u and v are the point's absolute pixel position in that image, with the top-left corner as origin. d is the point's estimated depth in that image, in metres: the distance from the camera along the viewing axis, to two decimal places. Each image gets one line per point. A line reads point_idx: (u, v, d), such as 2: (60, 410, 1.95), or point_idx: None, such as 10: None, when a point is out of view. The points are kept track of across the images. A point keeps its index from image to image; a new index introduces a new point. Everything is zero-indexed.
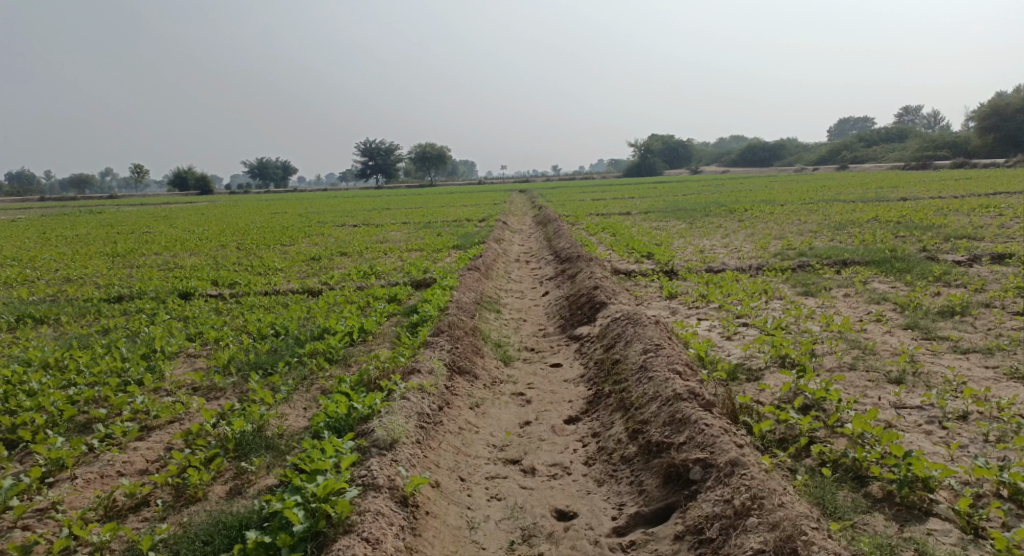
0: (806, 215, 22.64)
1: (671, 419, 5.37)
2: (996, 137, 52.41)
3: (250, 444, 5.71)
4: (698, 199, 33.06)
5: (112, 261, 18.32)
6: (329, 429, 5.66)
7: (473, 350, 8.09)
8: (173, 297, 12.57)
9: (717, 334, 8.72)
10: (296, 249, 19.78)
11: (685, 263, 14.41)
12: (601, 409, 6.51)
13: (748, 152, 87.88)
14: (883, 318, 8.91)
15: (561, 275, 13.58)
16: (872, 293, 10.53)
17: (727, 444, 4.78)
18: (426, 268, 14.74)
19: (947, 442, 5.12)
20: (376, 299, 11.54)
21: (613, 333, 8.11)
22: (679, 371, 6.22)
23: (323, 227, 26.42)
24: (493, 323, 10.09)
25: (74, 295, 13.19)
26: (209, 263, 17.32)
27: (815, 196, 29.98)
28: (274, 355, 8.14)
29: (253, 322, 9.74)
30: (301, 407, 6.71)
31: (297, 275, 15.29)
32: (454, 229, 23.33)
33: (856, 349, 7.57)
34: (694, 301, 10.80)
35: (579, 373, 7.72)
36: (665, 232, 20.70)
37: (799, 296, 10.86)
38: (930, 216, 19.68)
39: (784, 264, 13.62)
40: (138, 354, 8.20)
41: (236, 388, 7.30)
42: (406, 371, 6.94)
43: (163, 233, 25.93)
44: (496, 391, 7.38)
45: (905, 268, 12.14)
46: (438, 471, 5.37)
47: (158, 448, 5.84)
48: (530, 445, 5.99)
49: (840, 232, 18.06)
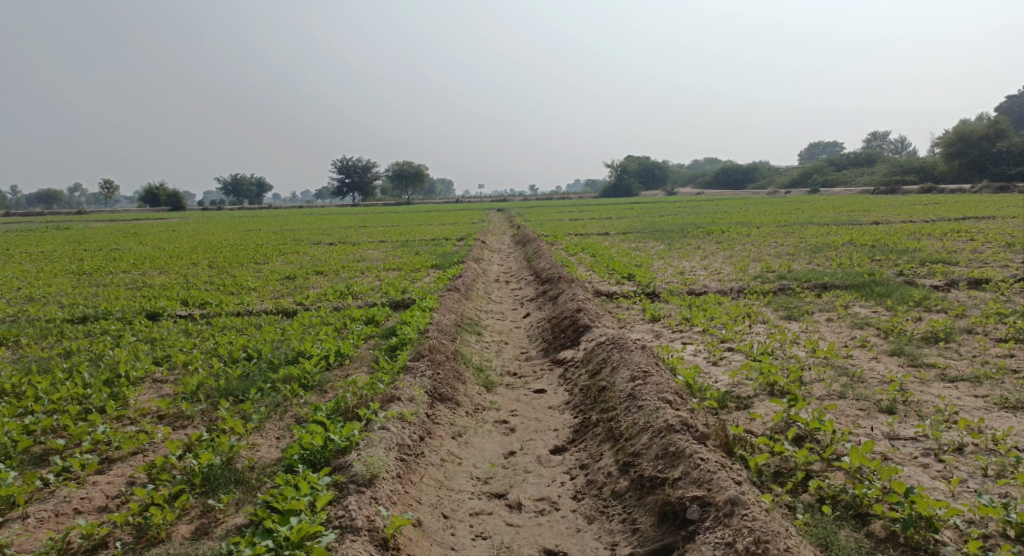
0: (782, 238, 22.87)
1: (664, 452, 5.18)
2: (961, 163, 53.92)
3: (218, 478, 5.34)
4: (675, 220, 33.29)
5: (78, 279, 17.69)
6: (304, 463, 5.35)
7: (455, 375, 7.83)
8: (140, 318, 12.08)
9: (704, 359, 8.60)
10: (271, 268, 19.32)
11: (667, 285, 14.35)
12: (588, 439, 6.29)
13: (723, 175, 89.27)
14: (868, 343, 8.88)
15: (542, 296, 13.38)
16: (855, 318, 10.54)
17: (725, 480, 4.60)
18: (405, 288, 14.45)
19: (945, 477, 5.15)
20: (353, 320, 11.22)
21: (598, 358, 7.92)
22: (670, 400, 6.03)
23: (299, 245, 25.95)
24: (474, 346, 9.84)
25: (36, 315, 12.64)
26: (180, 282, 16.80)
27: (791, 218, 30.39)
28: (246, 380, 7.78)
29: (224, 344, 9.36)
30: (274, 436, 6.37)
31: (271, 294, 14.88)
32: (432, 248, 23.10)
33: (844, 376, 7.50)
34: (678, 324, 10.69)
35: (564, 399, 7.49)
36: (644, 253, 20.71)
37: (783, 320, 10.81)
38: (903, 240, 20.00)
39: (765, 287, 13.61)
40: (101, 380, 7.76)
41: (204, 416, 6.93)
42: (385, 399, 6.66)
43: (132, 250, 25.20)
44: (478, 418, 7.11)
45: (885, 293, 12.21)
46: (420, 508, 5.09)
47: (119, 482, 5.42)
48: (515, 477, 5.73)
49: (818, 255, 18.21)
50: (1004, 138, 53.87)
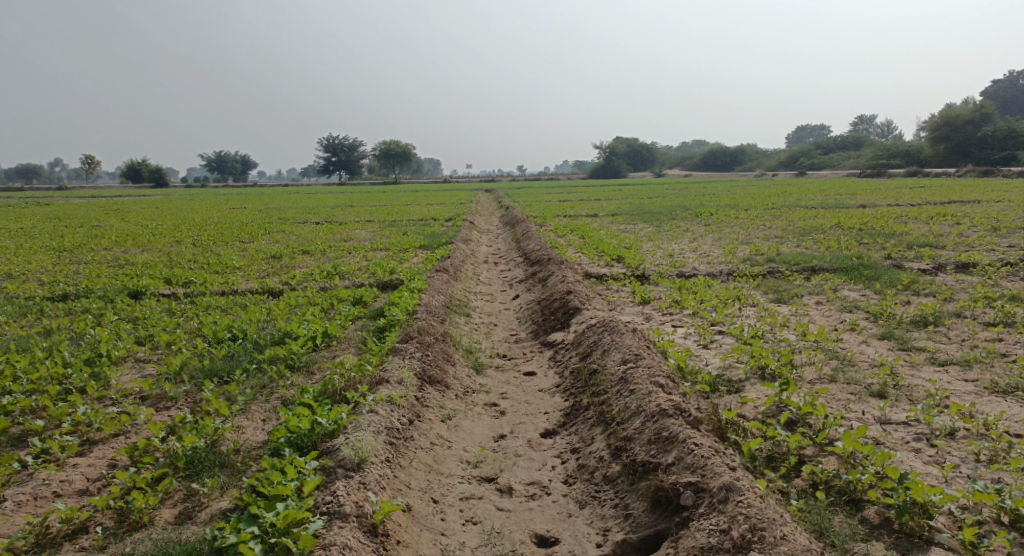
0: (771, 220, 22.87)
1: (657, 437, 5.13)
2: (946, 147, 54.26)
3: (202, 462, 5.21)
4: (664, 202, 33.20)
5: (58, 257, 17.32)
6: (290, 446, 5.23)
7: (444, 357, 7.73)
8: (123, 297, 11.84)
9: (694, 342, 8.56)
10: (256, 247, 19.03)
11: (656, 267, 14.27)
12: (579, 422, 6.23)
13: (711, 157, 89.23)
14: (858, 327, 8.88)
15: (532, 277, 13.28)
16: (844, 301, 10.54)
17: (719, 467, 4.57)
18: (393, 268, 14.28)
19: (938, 462, 5.19)
20: (340, 301, 11.05)
21: (589, 341, 7.85)
22: (662, 384, 5.97)
23: (285, 224, 25.61)
24: (463, 327, 9.74)
25: (14, 293, 12.34)
26: (163, 260, 16.49)
27: (779, 200, 30.41)
28: (231, 361, 7.63)
29: (209, 324, 9.16)
30: (260, 418, 6.25)
31: (256, 274, 14.64)
32: (420, 229, 22.88)
33: (835, 359, 7.49)
34: (668, 307, 10.63)
35: (554, 382, 7.43)
36: (633, 235, 20.62)
37: (772, 303, 10.79)
38: (890, 223, 20.08)
39: (754, 270, 13.60)
40: (82, 359, 7.56)
41: (188, 398, 6.78)
42: (373, 382, 6.54)
43: (115, 227, 24.76)
44: (468, 401, 7.02)
45: (873, 276, 12.23)
46: (410, 493, 5.01)
47: (100, 464, 5.25)
48: (506, 461, 5.66)
49: (806, 238, 18.21)
50: (989, 123, 54.18)
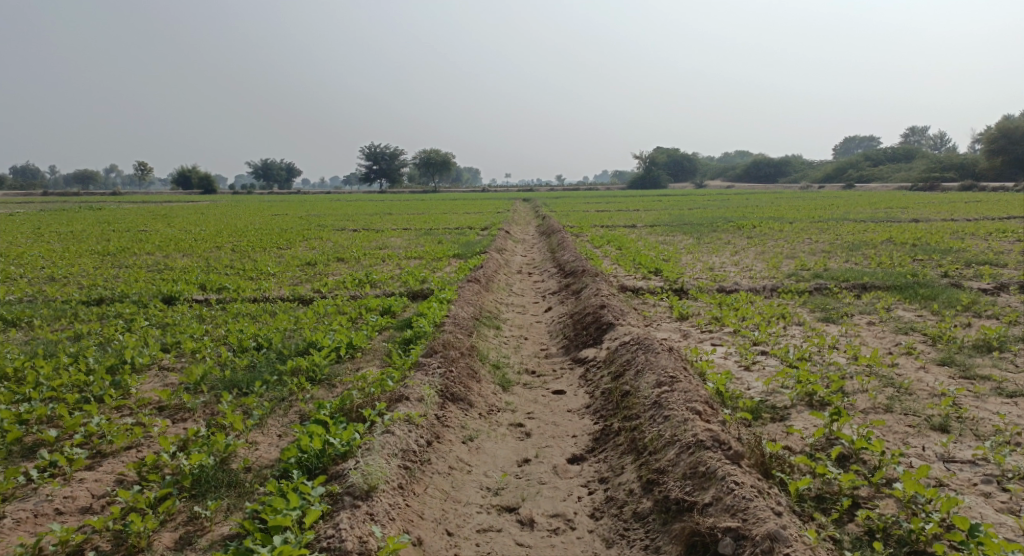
0: (817, 234, 22.00)
1: (692, 472, 4.70)
2: (1005, 160, 51.80)
3: (209, 481, 4.98)
4: (705, 214, 32.42)
5: (101, 260, 17.68)
6: (300, 468, 4.99)
7: (469, 373, 7.40)
8: (156, 302, 11.90)
9: (734, 363, 8.05)
10: (292, 253, 19.13)
11: (696, 281, 13.72)
12: (609, 449, 5.81)
13: (754, 168, 87.42)
14: (914, 351, 8.22)
15: (565, 290, 12.91)
16: (898, 322, 9.85)
17: (763, 512, 4.13)
18: (424, 278, 14.06)
19: (1012, 510, 4.62)
20: (369, 310, 10.86)
21: (622, 360, 7.42)
22: (700, 411, 5.52)
23: (323, 231, 25.79)
24: (492, 340, 9.41)
25: (53, 296, 12.52)
26: (200, 265, 16.64)
27: (824, 214, 29.45)
28: (252, 372, 7.45)
29: (235, 332, 9.04)
30: (275, 433, 6.01)
31: (290, 281, 14.63)
32: (455, 237, 22.67)
33: (890, 386, 6.90)
34: (707, 324, 10.11)
35: (584, 403, 7.02)
36: (672, 247, 20.04)
37: (820, 322, 10.16)
38: (946, 239, 19.03)
39: (800, 286, 12.93)
40: (105, 366, 7.48)
41: (206, 410, 6.61)
42: (392, 399, 6.26)
43: (159, 232, 25.27)
44: (492, 421, 6.67)
45: (930, 295, 11.45)
46: (422, 524, 4.69)
47: (107, 480, 5.08)
48: (528, 490, 5.28)
49: (855, 253, 17.37)
50: None
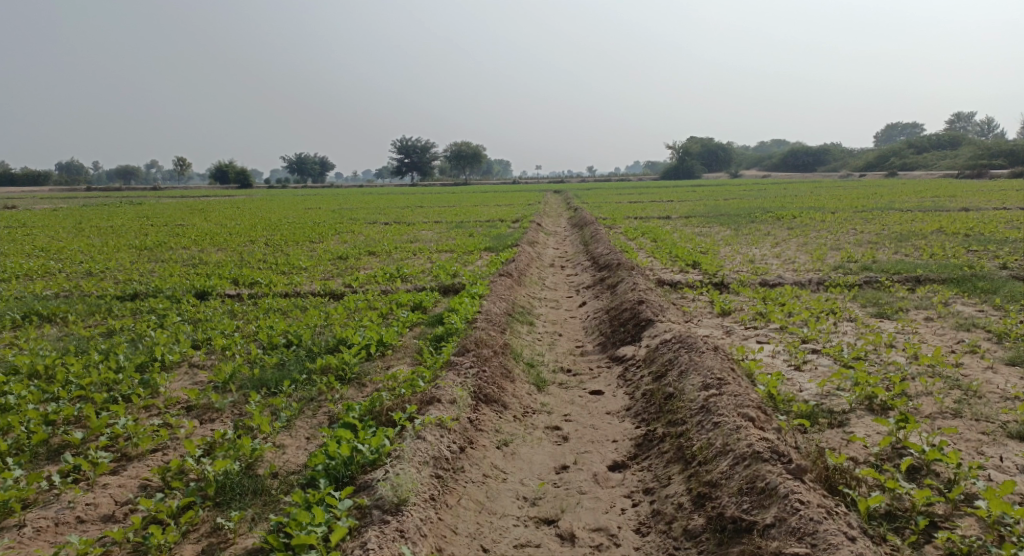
0: (861, 224, 21.11)
1: (750, 487, 4.32)
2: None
3: (234, 488, 4.82)
4: (741, 204, 31.48)
5: (138, 255, 17.85)
6: (327, 477, 4.76)
7: (502, 373, 7.08)
8: (189, 297, 11.87)
9: (783, 363, 7.58)
10: (324, 247, 19.06)
11: (736, 274, 13.19)
12: (653, 456, 5.45)
13: (791, 157, 85.27)
14: (980, 349, 7.63)
15: (600, 283, 12.53)
16: (959, 318, 9.21)
17: (835, 537, 3.75)
18: (456, 272, 13.79)
19: None
20: (400, 306, 10.63)
21: (663, 359, 7.03)
22: (753, 418, 5.11)
23: (354, 224, 25.75)
24: (525, 337, 9.08)
25: (89, 291, 12.59)
26: (234, 259, 16.67)
27: (868, 203, 28.42)
28: (281, 370, 7.25)
29: (265, 328, 8.88)
30: (303, 435, 5.80)
31: (321, 275, 14.51)
32: (486, 230, 22.35)
33: (958, 389, 6.36)
34: (751, 320, 9.62)
35: (624, 405, 6.65)
36: (709, 238, 19.41)
37: (873, 318, 9.58)
38: (1001, 229, 18.05)
39: (848, 279, 12.28)
40: (135, 363, 7.38)
41: (234, 410, 6.44)
42: (423, 401, 5.97)
43: (196, 226, 25.55)
44: (528, 424, 6.34)
45: (990, 289, 10.74)
46: (455, 541, 4.42)
47: (131, 486, 4.96)
48: (568, 500, 4.96)
49: (904, 244, 16.54)
50: None
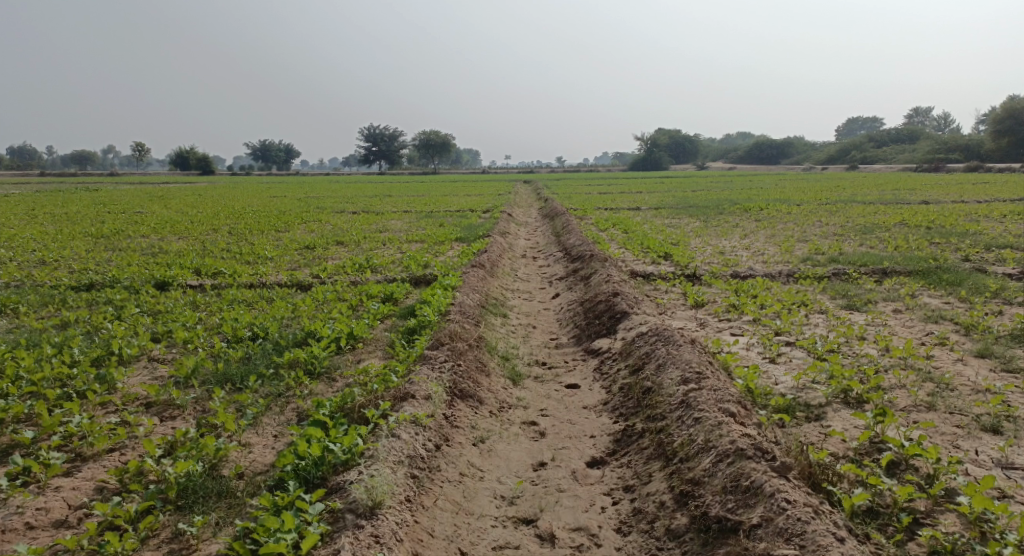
0: (826, 216, 21.44)
1: (734, 485, 4.28)
2: (1011, 141, 51.15)
3: (198, 491, 4.56)
4: (709, 196, 31.73)
5: (94, 243, 17.11)
6: (296, 478, 4.54)
7: (477, 367, 6.92)
8: (149, 288, 11.39)
9: (758, 355, 7.57)
10: (291, 236, 18.58)
11: (708, 266, 13.23)
12: (633, 452, 5.36)
13: (757, 150, 86.57)
14: (948, 341, 7.74)
15: (572, 275, 12.43)
16: (927, 310, 9.34)
17: (824, 537, 3.71)
18: (427, 262, 13.53)
19: None
20: (370, 297, 10.36)
21: (640, 353, 6.94)
22: (734, 413, 5.06)
23: (322, 213, 25.22)
24: (499, 330, 8.92)
25: (41, 281, 11.99)
26: (196, 248, 16.12)
27: (832, 195, 28.94)
28: (247, 364, 6.96)
29: (229, 321, 8.52)
30: (271, 433, 5.55)
31: (288, 265, 14.11)
32: (457, 220, 22.12)
33: (931, 381, 6.42)
34: (725, 312, 9.61)
35: (601, 399, 6.55)
36: (680, 230, 19.46)
37: (843, 310, 9.66)
38: (960, 222, 18.49)
39: (818, 271, 12.40)
40: (90, 358, 7.00)
41: (197, 406, 6.14)
42: (397, 397, 5.77)
43: (155, 213, 24.69)
44: (504, 420, 6.20)
45: (955, 281, 10.94)
46: (433, 544, 4.27)
47: (86, 488, 4.67)
48: (547, 499, 4.84)
49: (869, 236, 16.81)
50: None
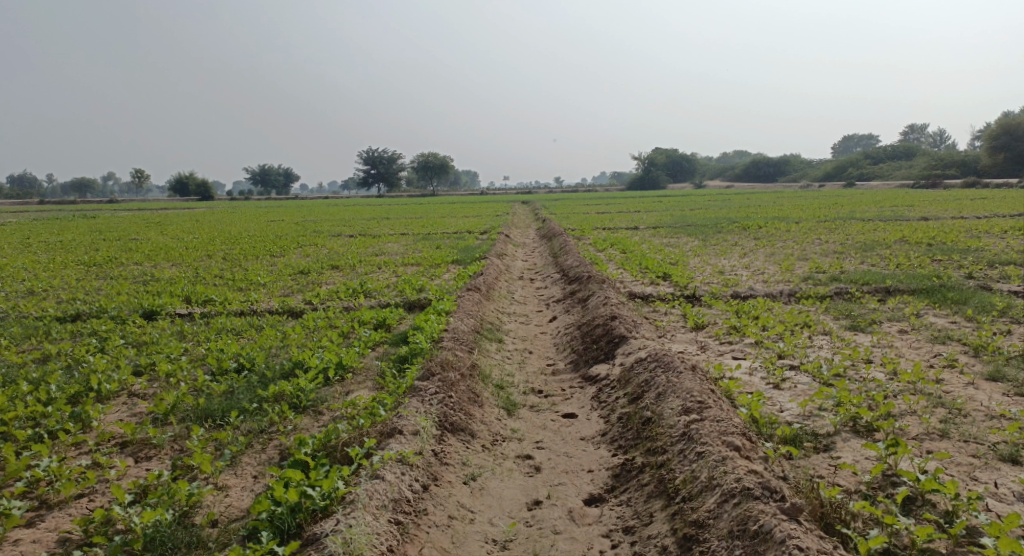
0: (826, 234, 21.25)
1: (740, 530, 4.01)
2: (1006, 156, 51.25)
3: (165, 542, 4.29)
4: (708, 214, 31.66)
5: (86, 272, 16.88)
6: (271, 527, 4.26)
7: (469, 398, 6.63)
8: (136, 317, 11.13)
9: (762, 381, 7.28)
10: (285, 261, 18.35)
11: (707, 286, 12.98)
12: (633, 489, 5.07)
13: (753, 168, 86.87)
14: (958, 363, 7.47)
15: (569, 297, 12.18)
16: (933, 330, 9.07)
17: None
18: (421, 286, 13.29)
19: None
20: (362, 324, 10.09)
21: (639, 380, 6.65)
22: (739, 447, 4.78)
23: (318, 237, 25.03)
24: (494, 357, 8.64)
25: (28, 312, 11.73)
26: (188, 275, 15.89)
27: (831, 212, 28.82)
28: (230, 398, 6.67)
29: (215, 351, 8.25)
30: (250, 474, 5.26)
31: (281, 291, 13.86)
32: (454, 242, 21.91)
33: (944, 407, 6.13)
34: (726, 335, 9.34)
35: (598, 430, 6.25)
36: (678, 249, 19.26)
37: (847, 331, 9.39)
38: (961, 238, 18.30)
39: (819, 290, 12.14)
40: (67, 395, 6.71)
41: (175, 445, 5.85)
42: (383, 433, 5.48)
43: (151, 240, 24.52)
44: (497, 454, 5.90)
45: (960, 299, 10.69)
46: None
47: (48, 540, 4.39)
48: (541, 543, 4.55)
49: (870, 253, 16.59)
50: None
